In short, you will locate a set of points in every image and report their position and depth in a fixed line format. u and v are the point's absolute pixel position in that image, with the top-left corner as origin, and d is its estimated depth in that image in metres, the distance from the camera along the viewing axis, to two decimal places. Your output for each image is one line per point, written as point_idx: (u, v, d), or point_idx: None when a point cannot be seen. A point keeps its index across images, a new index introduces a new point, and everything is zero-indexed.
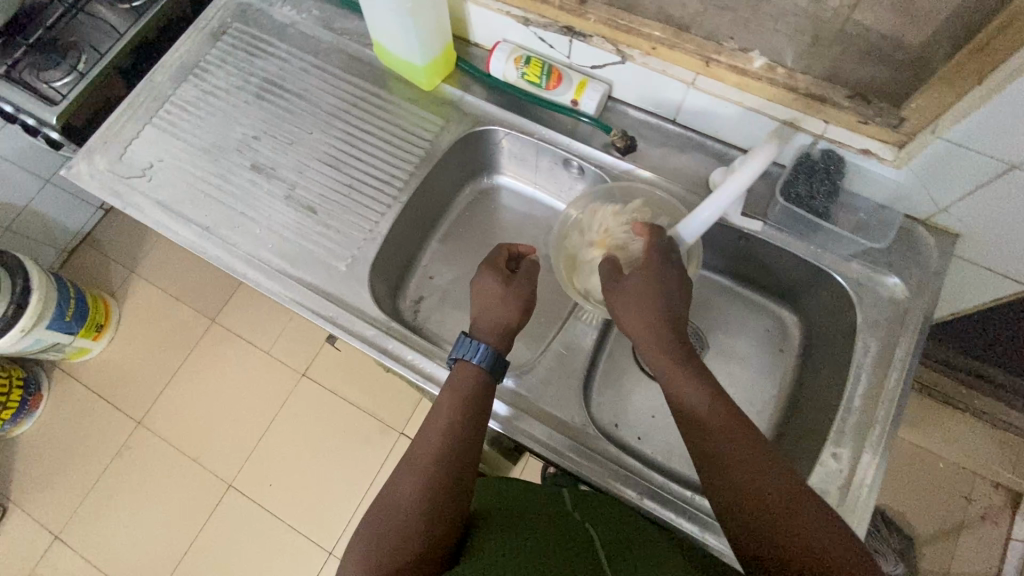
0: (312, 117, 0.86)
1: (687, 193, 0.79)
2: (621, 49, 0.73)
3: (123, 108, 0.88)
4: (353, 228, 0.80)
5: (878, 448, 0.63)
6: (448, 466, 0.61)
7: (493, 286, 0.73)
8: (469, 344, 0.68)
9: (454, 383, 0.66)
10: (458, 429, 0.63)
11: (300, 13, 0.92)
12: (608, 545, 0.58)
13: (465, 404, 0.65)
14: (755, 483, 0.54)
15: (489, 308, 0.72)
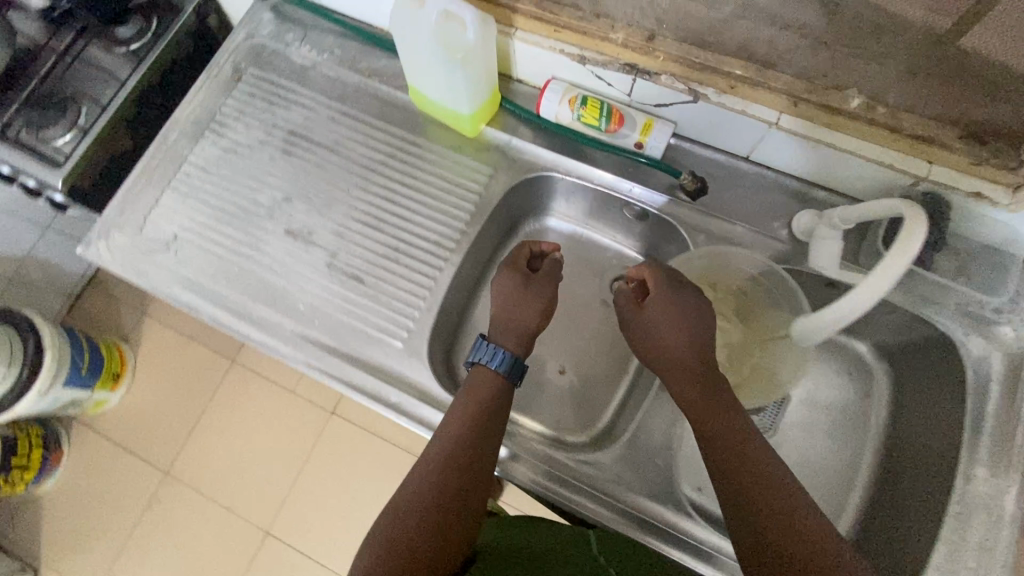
0: (348, 175, 0.79)
1: (767, 238, 0.72)
2: (694, 88, 0.65)
3: (139, 173, 0.80)
4: (407, 300, 0.74)
5: (1007, 524, 0.58)
6: (464, 473, 0.60)
7: (511, 286, 0.71)
8: (489, 349, 0.67)
9: (473, 389, 0.65)
10: (478, 437, 0.62)
11: (321, 54, 0.84)
12: None
13: (487, 413, 0.64)
14: (757, 480, 0.56)
15: (504, 311, 0.70)
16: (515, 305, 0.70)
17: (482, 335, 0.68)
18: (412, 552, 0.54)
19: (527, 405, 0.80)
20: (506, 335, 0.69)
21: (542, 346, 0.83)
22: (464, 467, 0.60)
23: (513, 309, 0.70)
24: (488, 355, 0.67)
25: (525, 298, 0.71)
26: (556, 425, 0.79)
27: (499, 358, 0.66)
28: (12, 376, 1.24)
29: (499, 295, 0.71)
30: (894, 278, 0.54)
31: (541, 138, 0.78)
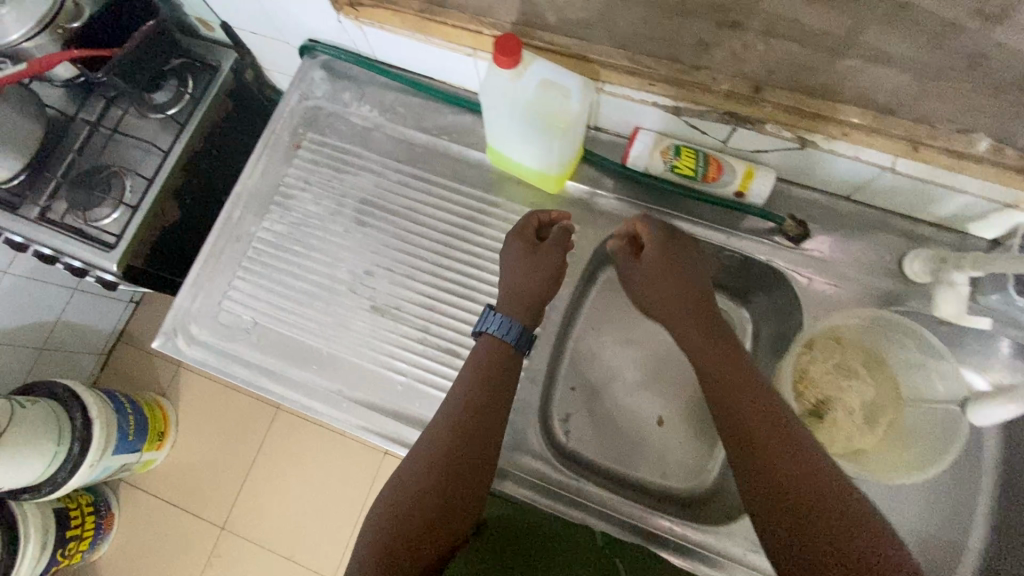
0: (428, 242, 0.76)
1: (877, 280, 0.69)
2: (802, 135, 0.62)
3: (205, 256, 0.77)
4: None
5: None
6: (470, 439, 0.61)
7: (512, 255, 0.71)
8: (495, 319, 0.68)
9: (478, 356, 0.67)
10: (483, 403, 0.64)
11: (383, 114, 0.80)
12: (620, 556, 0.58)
13: (491, 379, 0.65)
14: (769, 444, 0.54)
15: (508, 281, 0.70)
16: (517, 273, 0.70)
17: (489, 306, 0.69)
18: (418, 513, 0.58)
19: (629, 462, 0.79)
20: (509, 305, 0.69)
21: (634, 397, 0.82)
22: (469, 433, 0.62)
23: (521, 280, 0.70)
24: (494, 326, 0.68)
25: (526, 262, 0.70)
26: (661, 479, 0.78)
27: (506, 330, 0.67)
28: (63, 452, 1.20)
29: (502, 265, 0.71)
30: None
31: (625, 189, 0.75)
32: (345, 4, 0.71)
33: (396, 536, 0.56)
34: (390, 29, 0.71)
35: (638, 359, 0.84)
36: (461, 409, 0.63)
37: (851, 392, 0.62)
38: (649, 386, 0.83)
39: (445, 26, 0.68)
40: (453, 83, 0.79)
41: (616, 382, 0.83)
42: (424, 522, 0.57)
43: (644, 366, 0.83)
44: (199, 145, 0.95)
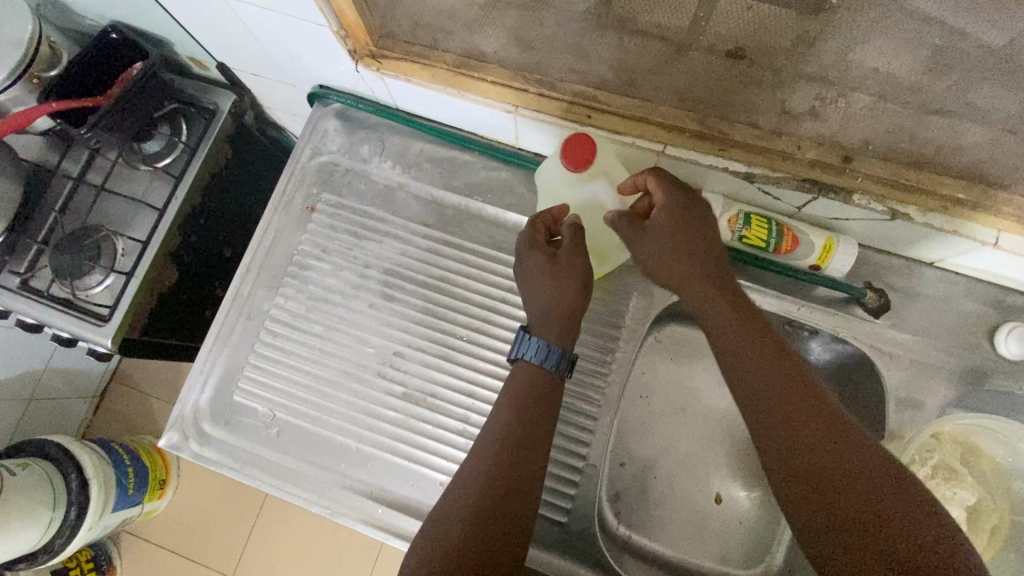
0: (465, 318, 0.68)
1: (966, 355, 0.63)
2: (894, 208, 0.55)
3: (213, 338, 0.68)
4: (563, 464, 0.67)
5: None
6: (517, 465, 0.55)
7: (533, 259, 0.61)
8: (529, 344, 0.59)
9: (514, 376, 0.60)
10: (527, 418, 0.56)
11: (408, 170, 0.72)
12: None
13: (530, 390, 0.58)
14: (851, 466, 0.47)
15: (534, 294, 0.61)
16: (540, 284, 0.60)
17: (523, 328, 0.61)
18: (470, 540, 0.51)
19: (685, 546, 0.73)
20: (540, 321, 0.60)
21: (686, 471, 0.76)
22: (516, 456, 0.55)
23: (553, 291, 0.60)
24: (527, 351, 0.59)
25: (554, 265, 0.60)
26: (721, 564, 0.72)
27: (539, 351, 0.59)
28: (59, 518, 1.12)
29: (524, 278, 0.62)
30: None
31: None
32: (367, 55, 0.62)
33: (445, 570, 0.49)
34: (419, 83, 0.63)
35: (690, 429, 0.77)
36: (509, 433, 0.56)
37: None
38: (702, 458, 0.76)
39: (484, 82, 0.60)
40: (485, 135, 0.71)
41: (667, 455, 0.76)
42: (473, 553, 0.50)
43: (696, 437, 0.77)
44: (198, 196, 0.86)
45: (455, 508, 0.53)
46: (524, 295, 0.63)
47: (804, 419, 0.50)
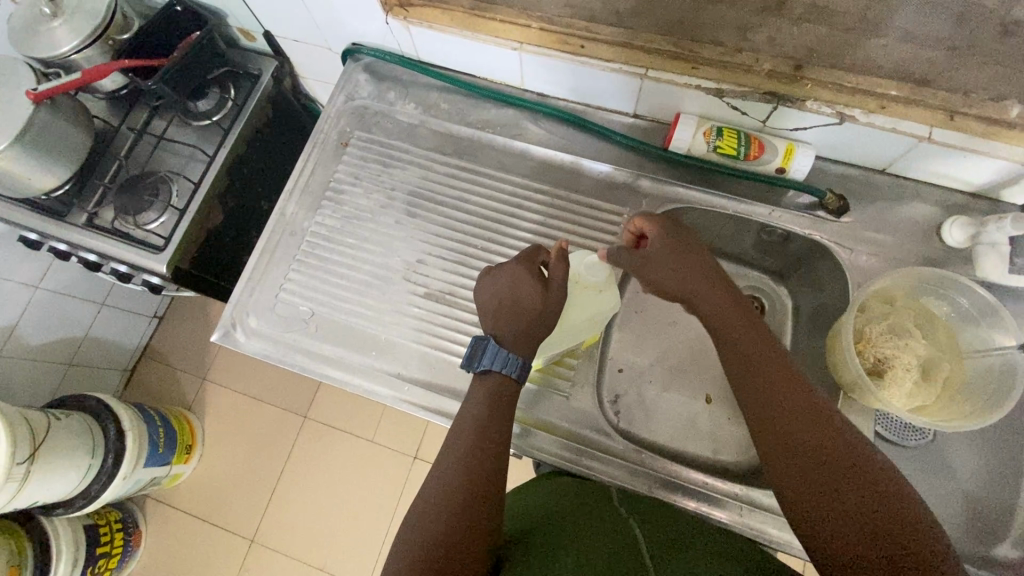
0: (480, 231, 0.78)
1: (917, 245, 0.72)
2: (842, 111, 0.65)
3: (260, 250, 0.78)
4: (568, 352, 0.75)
5: None
6: (485, 466, 0.58)
7: (520, 279, 0.65)
8: (495, 354, 0.62)
9: (481, 393, 0.62)
10: (486, 428, 0.60)
11: (428, 111, 0.84)
12: (655, 538, 0.55)
13: (494, 412, 0.61)
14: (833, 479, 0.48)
15: (514, 310, 0.64)
16: (521, 303, 0.64)
17: (486, 338, 0.63)
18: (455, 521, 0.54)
19: (680, 438, 0.80)
20: (517, 343, 0.63)
21: (678, 376, 0.84)
22: (477, 462, 0.58)
23: (534, 315, 0.64)
24: (494, 360, 0.62)
25: (542, 293, 0.64)
26: (713, 454, 0.79)
27: (506, 361, 0.62)
28: (97, 464, 1.20)
29: (509, 289, 0.65)
30: None
31: (668, 172, 0.78)
32: (396, 5, 0.75)
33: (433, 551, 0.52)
34: (439, 27, 0.75)
35: (681, 339, 0.86)
36: (475, 433, 0.60)
37: (909, 349, 0.62)
38: (694, 364, 0.84)
39: (494, 21, 0.72)
40: (493, 79, 0.82)
41: (661, 362, 0.85)
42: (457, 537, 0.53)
43: (687, 346, 0.86)
44: (242, 148, 0.98)
45: (433, 512, 0.55)
46: (496, 307, 0.65)
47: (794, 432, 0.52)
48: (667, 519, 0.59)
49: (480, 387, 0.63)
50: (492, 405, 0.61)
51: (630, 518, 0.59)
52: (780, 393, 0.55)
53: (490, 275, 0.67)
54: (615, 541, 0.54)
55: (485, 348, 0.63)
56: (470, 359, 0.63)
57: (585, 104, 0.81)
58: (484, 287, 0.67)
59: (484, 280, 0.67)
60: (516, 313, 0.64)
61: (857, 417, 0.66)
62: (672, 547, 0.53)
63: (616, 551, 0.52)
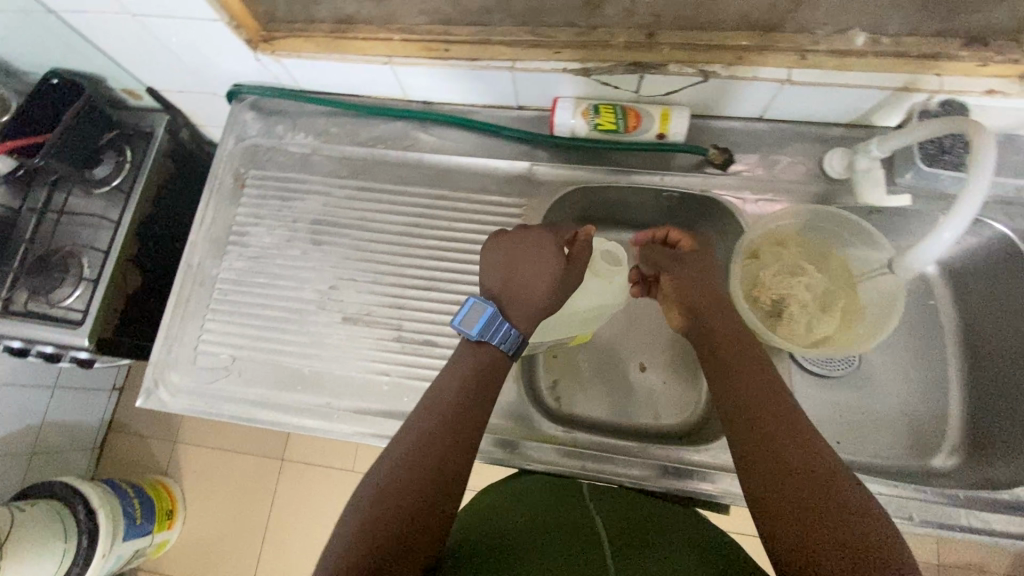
0: (386, 246, 0.78)
1: (803, 184, 0.74)
2: (702, 69, 0.67)
3: (173, 305, 0.78)
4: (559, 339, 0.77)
5: None
6: (460, 435, 0.58)
7: (544, 256, 0.65)
8: (491, 328, 0.62)
9: (469, 363, 0.62)
10: (467, 403, 0.59)
11: (317, 137, 0.83)
12: (617, 537, 0.55)
13: (475, 394, 0.60)
14: (812, 481, 0.48)
15: (531, 281, 0.64)
16: (537, 280, 0.64)
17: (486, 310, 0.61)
18: (423, 483, 0.54)
19: (620, 411, 0.81)
20: (527, 315, 0.63)
21: (611, 351, 0.85)
22: (454, 432, 0.57)
23: (548, 287, 0.64)
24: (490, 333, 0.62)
25: (558, 282, 0.64)
26: (655, 421, 0.81)
27: (505, 337, 0.62)
28: (73, 549, 1.19)
29: (532, 260, 0.65)
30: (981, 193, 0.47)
31: (560, 156, 0.79)
32: (261, 41, 0.75)
33: (398, 507, 0.52)
34: (308, 56, 0.75)
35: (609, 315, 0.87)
36: (456, 402, 0.59)
37: (801, 286, 0.64)
38: (626, 339, 0.85)
39: (358, 41, 0.72)
40: (377, 95, 0.83)
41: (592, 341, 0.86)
42: (423, 499, 0.53)
43: (616, 320, 0.87)
44: (149, 207, 0.97)
45: (402, 471, 0.54)
46: (506, 274, 0.65)
47: (778, 436, 0.51)
48: (636, 518, 0.60)
49: (467, 359, 0.62)
50: (476, 378, 0.61)
51: (597, 515, 0.59)
52: (768, 401, 0.54)
53: (511, 240, 0.67)
54: (592, 541, 0.53)
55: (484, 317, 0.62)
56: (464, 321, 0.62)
57: (470, 104, 0.82)
58: (501, 250, 0.66)
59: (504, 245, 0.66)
60: (531, 280, 0.64)
61: None
62: (629, 545, 0.53)
63: (587, 552, 0.52)
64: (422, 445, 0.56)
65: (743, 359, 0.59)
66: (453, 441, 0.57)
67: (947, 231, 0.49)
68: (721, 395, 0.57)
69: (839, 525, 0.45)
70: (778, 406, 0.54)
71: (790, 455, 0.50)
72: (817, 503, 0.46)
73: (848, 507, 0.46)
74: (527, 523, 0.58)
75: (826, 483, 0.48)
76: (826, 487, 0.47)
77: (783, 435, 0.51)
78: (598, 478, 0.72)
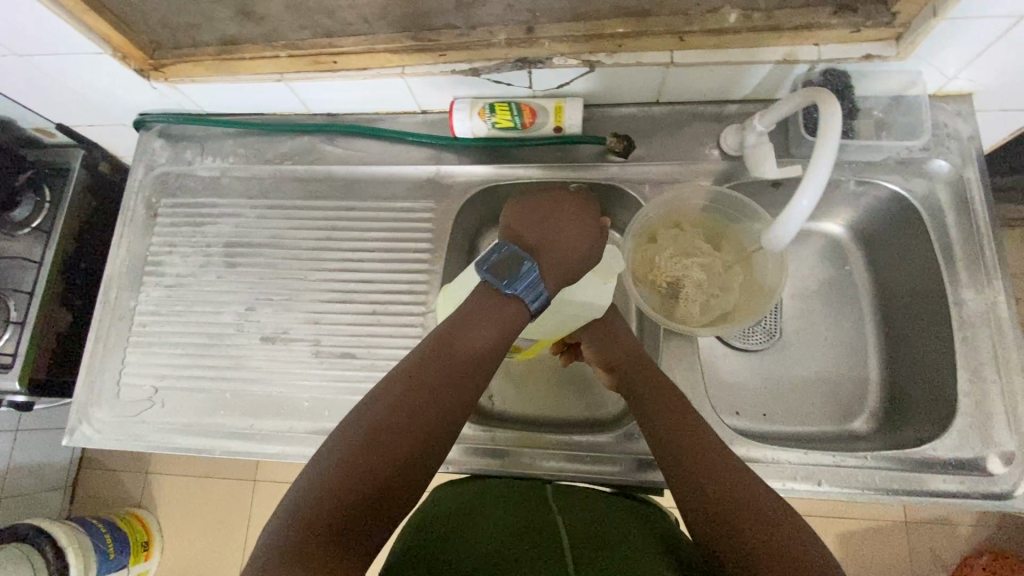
0: (301, 262, 0.79)
1: (704, 164, 0.74)
2: (586, 59, 0.67)
3: (93, 342, 0.78)
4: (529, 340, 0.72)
5: (990, 330, 0.65)
6: (458, 402, 0.53)
7: (580, 221, 0.60)
8: (526, 280, 0.54)
9: (489, 317, 0.55)
10: (473, 369, 0.54)
11: (226, 159, 0.83)
12: (573, 539, 0.57)
13: (484, 365, 0.54)
14: (746, 504, 0.53)
15: (570, 236, 0.59)
16: (573, 241, 0.59)
17: (525, 258, 0.55)
18: (410, 447, 0.50)
19: (553, 403, 0.82)
20: (557, 272, 0.57)
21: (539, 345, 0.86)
22: (453, 397, 0.53)
23: (581, 246, 0.59)
24: (523, 286, 0.54)
25: (590, 253, 0.59)
26: (586, 410, 0.82)
27: (537, 296, 0.55)
28: None
29: (570, 217, 0.60)
30: (833, 148, 0.50)
31: (467, 157, 0.80)
32: (151, 70, 0.74)
33: (380, 466, 0.48)
34: (202, 79, 0.75)
35: None
36: (462, 361, 0.54)
37: (694, 266, 0.68)
38: None
39: (246, 61, 0.72)
40: (282, 112, 0.83)
41: None
42: (405, 463, 0.50)
43: None
44: (73, 245, 0.96)
45: (391, 427, 0.50)
46: (538, 226, 0.59)
47: (711, 467, 0.56)
48: (590, 518, 0.62)
49: (487, 313, 0.55)
50: (493, 340, 0.54)
51: (552, 517, 0.61)
52: (698, 436, 0.59)
53: (549, 197, 0.61)
54: (550, 546, 0.55)
55: (520, 266, 0.55)
56: (493, 268, 0.55)
57: (374, 112, 0.82)
58: (539, 203, 0.61)
59: (538, 199, 0.61)
60: (564, 236, 0.58)
61: (677, 341, 0.69)
62: (584, 547, 0.55)
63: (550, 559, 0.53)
64: (414, 408, 0.51)
65: (669, 399, 0.63)
66: (450, 408, 0.53)
67: (805, 197, 0.51)
68: (655, 437, 0.61)
69: (776, 545, 0.50)
70: (705, 440, 0.58)
71: (724, 485, 0.55)
72: (757, 529, 0.51)
73: (779, 526, 0.51)
74: (470, 536, 0.58)
75: (758, 505, 0.53)
76: (760, 509, 0.52)
77: (715, 466, 0.56)
78: (525, 473, 0.73)
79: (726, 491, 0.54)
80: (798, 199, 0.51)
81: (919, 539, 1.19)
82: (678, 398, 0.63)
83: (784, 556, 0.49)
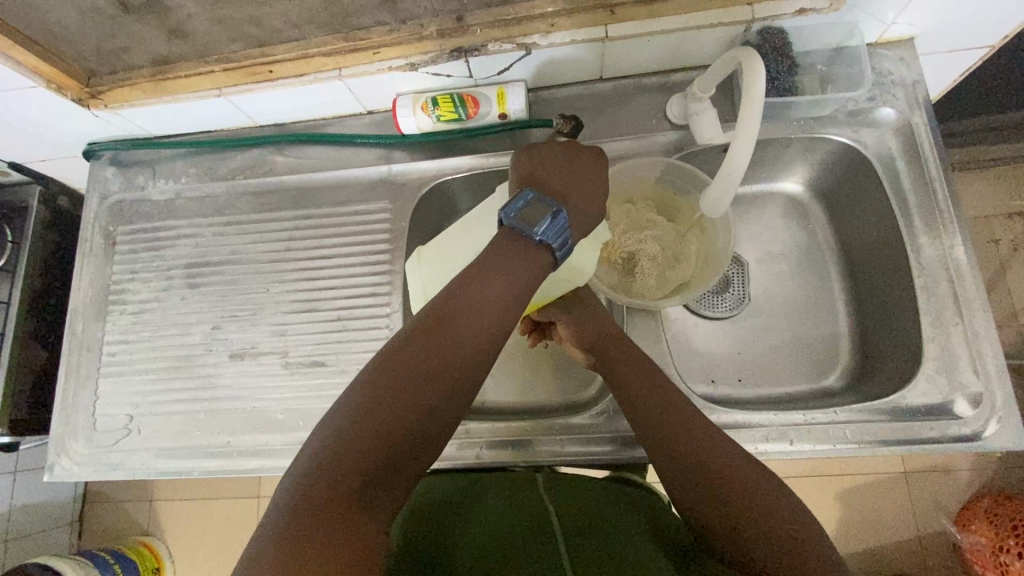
0: (263, 275, 0.78)
1: (654, 135, 0.74)
2: (521, 42, 0.66)
3: (65, 376, 0.78)
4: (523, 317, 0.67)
5: (951, 273, 0.65)
6: (476, 361, 0.49)
7: (597, 174, 0.57)
8: (556, 225, 0.51)
9: (507, 268, 0.50)
10: (492, 326, 0.50)
11: (179, 180, 0.83)
12: (571, 532, 0.54)
13: (500, 323, 0.50)
14: (735, 479, 0.53)
15: (586, 185, 0.56)
16: (590, 189, 0.56)
17: (554, 203, 0.52)
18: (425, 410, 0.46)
19: (532, 392, 0.82)
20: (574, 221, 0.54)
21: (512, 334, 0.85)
22: (472, 356, 0.49)
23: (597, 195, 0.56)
24: (553, 232, 0.51)
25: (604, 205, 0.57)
26: (562, 395, 0.81)
27: (563, 243, 0.52)
28: None
29: (584, 168, 0.57)
30: (757, 114, 0.55)
31: (417, 153, 0.79)
32: (89, 97, 0.74)
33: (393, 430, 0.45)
34: (140, 102, 0.74)
35: None
36: (482, 318, 0.49)
37: (646, 241, 0.69)
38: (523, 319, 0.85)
39: (182, 79, 0.71)
40: (229, 126, 0.82)
41: None
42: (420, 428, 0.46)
43: None
44: (41, 281, 0.96)
45: (405, 389, 0.46)
46: (556, 174, 0.56)
47: (698, 445, 0.55)
48: (584, 506, 0.60)
49: (508, 262, 0.50)
50: (514, 293, 0.50)
51: (546, 507, 0.59)
52: (680, 415, 0.58)
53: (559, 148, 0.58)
54: (550, 535, 0.54)
55: (547, 212, 0.51)
56: (519, 215, 0.51)
57: (321, 117, 0.81)
58: (549, 153, 0.57)
59: (549, 150, 0.58)
60: (579, 186, 0.56)
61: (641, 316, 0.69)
62: (584, 541, 0.53)
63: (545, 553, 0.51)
64: (432, 368, 0.47)
65: (650, 378, 0.62)
66: (469, 369, 0.49)
67: (734, 164, 0.57)
68: (635, 420, 0.60)
69: (768, 517, 0.50)
70: (689, 416, 0.58)
71: (711, 462, 0.54)
72: (749, 502, 0.51)
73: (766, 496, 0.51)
74: (456, 532, 0.57)
75: (746, 477, 0.53)
76: (749, 481, 0.52)
77: (701, 444, 0.55)
78: (505, 462, 0.72)
79: (715, 467, 0.54)
80: (730, 166, 0.57)
81: (918, 488, 1.19)
82: (657, 379, 0.61)
83: (775, 527, 0.50)
